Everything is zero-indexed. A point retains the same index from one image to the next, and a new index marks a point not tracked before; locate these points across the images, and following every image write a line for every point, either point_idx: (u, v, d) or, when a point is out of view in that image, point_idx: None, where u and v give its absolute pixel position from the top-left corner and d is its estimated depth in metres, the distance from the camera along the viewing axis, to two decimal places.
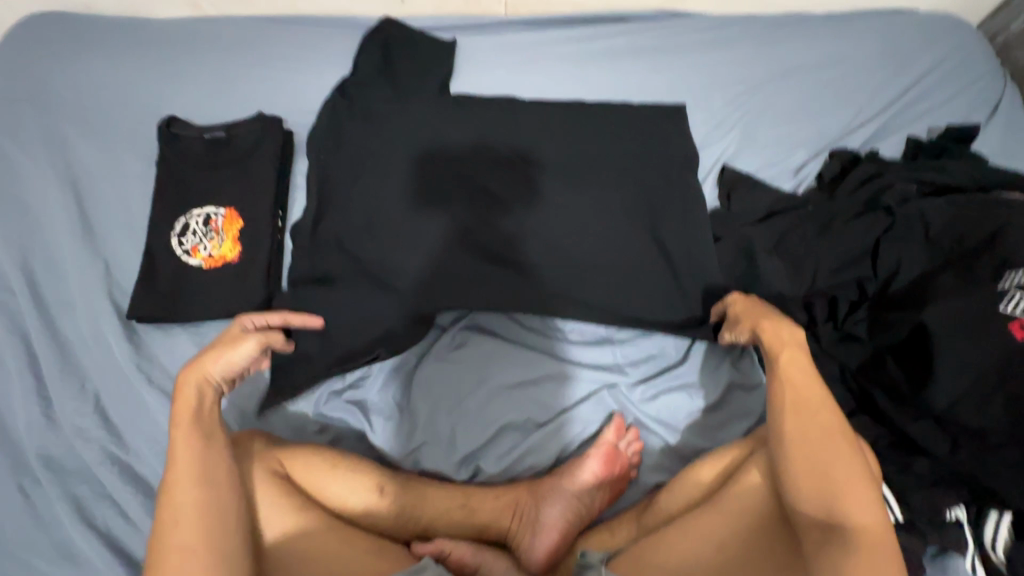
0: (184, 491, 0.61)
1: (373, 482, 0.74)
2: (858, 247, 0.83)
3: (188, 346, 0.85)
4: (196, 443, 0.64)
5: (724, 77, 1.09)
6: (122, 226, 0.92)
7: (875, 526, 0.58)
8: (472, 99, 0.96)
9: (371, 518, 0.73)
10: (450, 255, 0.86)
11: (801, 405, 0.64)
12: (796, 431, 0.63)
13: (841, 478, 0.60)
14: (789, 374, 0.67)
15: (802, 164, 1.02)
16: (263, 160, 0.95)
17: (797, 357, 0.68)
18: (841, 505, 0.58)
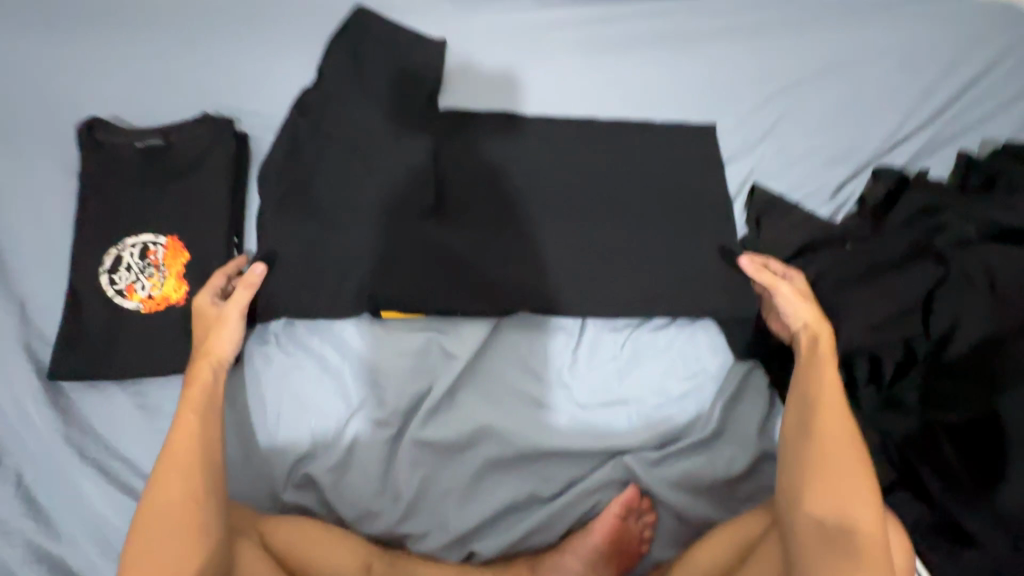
0: (170, 493, 0.60)
1: (361, 560, 0.67)
2: (908, 300, 0.72)
3: (126, 409, 0.71)
4: (195, 444, 0.62)
5: (756, 75, 0.94)
6: (39, 256, 0.76)
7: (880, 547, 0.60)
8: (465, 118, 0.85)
9: None
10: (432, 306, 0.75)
11: (828, 416, 0.66)
12: (824, 440, 0.65)
13: (851, 495, 0.62)
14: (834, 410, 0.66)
15: (843, 184, 0.89)
16: (211, 176, 0.79)
17: (831, 397, 0.67)
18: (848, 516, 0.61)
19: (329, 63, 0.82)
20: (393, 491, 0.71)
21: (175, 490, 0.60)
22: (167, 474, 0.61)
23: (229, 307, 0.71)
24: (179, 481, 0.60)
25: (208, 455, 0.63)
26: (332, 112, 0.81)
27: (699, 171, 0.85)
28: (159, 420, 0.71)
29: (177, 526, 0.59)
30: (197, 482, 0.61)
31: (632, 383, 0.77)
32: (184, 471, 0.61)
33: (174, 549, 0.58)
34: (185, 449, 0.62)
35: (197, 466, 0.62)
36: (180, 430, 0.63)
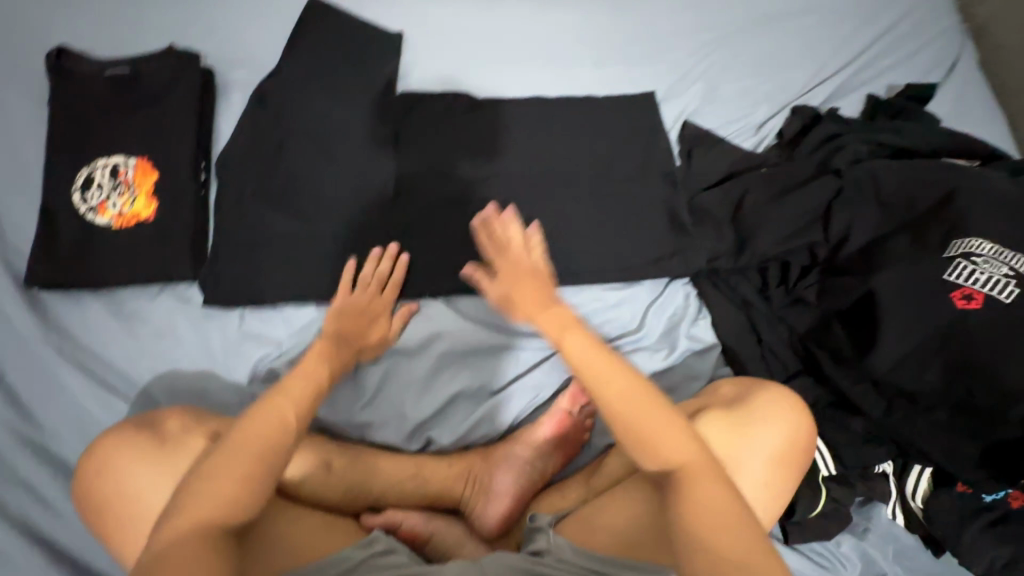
0: (255, 436, 0.59)
1: (317, 458, 0.72)
2: (812, 210, 0.82)
3: (102, 316, 0.76)
4: (298, 407, 0.62)
5: (688, 26, 1.04)
6: (13, 177, 0.80)
7: (706, 466, 0.57)
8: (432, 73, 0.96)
9: (318, 495, 0.71)
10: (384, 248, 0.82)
11: (592, 368, 0.62)
12: (597, 391, 0.61)
13: (656, 429, 0.58)
14: (577, 350, 0.63)
15: (764, 122, 0.98)
16: (179, 104, 0.84)
17: (572, 337, 0.65)
18: (659, 450, 0.58)
19: (309, 20, 0.92)
20: (357, 384, 0.78)
21: (257, 436, 0.59)
22: (256, 423, 0.59)
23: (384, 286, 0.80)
24: (258, 434, 0.59)
25: (296, 417, 0.61)
26: (301, 59, 0.90)
27: (631, 116, 0.96)
28: (134, 326, 0.76)
29: (247, 460, 0.57)
30: (277, 437, 0.59)
31: (577, 294, 0.86)
32: (275, 426, 0.60)
33: (229, 489, 0.56)
34: (271, 412, 0.61)
35: (286, 422, 0.61)
36: (281, 393, 0.62)
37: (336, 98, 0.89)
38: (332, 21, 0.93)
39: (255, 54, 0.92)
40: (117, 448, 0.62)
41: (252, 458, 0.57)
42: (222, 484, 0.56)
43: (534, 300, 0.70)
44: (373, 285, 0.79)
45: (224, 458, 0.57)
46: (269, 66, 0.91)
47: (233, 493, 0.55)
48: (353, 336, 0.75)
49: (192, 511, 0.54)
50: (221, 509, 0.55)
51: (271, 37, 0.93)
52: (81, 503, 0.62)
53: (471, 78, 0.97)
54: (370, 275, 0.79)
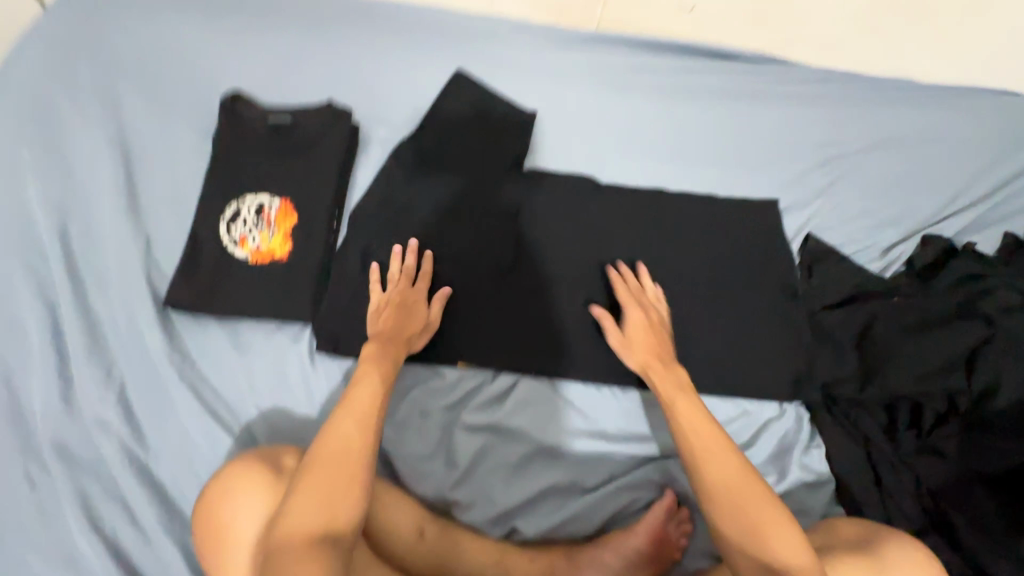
0: (339, 453, 0.64)
1: (415, 523, 0.72)
2: (952, 354, 0.77)
3: (222, 345, 0.79)
4: (360, 419, 0.68)
5: (814, 137, 1.04)
6: (170, 201, 0.86)
7: (783, 531, 0.63)
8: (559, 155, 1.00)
9: (410, 559, 0.72)
10: (494, 321, 0.83)
11: (711, 453, 0.68)
12: (716, 474, 0.67)
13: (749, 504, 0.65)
14: (709, 442, 0.69)
15: (891, 246, 0.96)
16: (325, 155, 0.89)
17: (693, 419, 0.71)
18: (749, 520, 0.64)
19: (453, 91, 0.98)
20: (449, 458, 0.76)
21: (341, 456, 0.64)
22: (335, 443, 0.65)
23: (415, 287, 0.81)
24: (341, 453, 0.64)
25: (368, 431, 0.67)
26: (440, 126, 0.95)
27: (752, 221, 0.96)
28: (249, 359, 0.78)
29: (340, 472, 0.63)
30: (354, 453, 0.65)
31: None
32: (354, 444, 0.65)
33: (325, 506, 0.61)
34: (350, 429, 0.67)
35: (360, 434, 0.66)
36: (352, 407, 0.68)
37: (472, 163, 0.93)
38: (473, 93, 0.98)
39: (398, 117, 0.98)
40: (240, 475, 0.65)
41: (341, 471, 0.63)
42: (315, 499, 0.61)
43: (678, 387, 0.75)
44: (403, 282, 0.81)
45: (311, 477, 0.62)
46: (409, 129, 0.97)
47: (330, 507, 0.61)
48: (397, 335, 0.77)
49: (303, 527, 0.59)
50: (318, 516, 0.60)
51: (415, 102, 0.99)
52: (199, 526, 0.65)
53: (595, 165, 1.00)
54: (398, 273, 0.82)
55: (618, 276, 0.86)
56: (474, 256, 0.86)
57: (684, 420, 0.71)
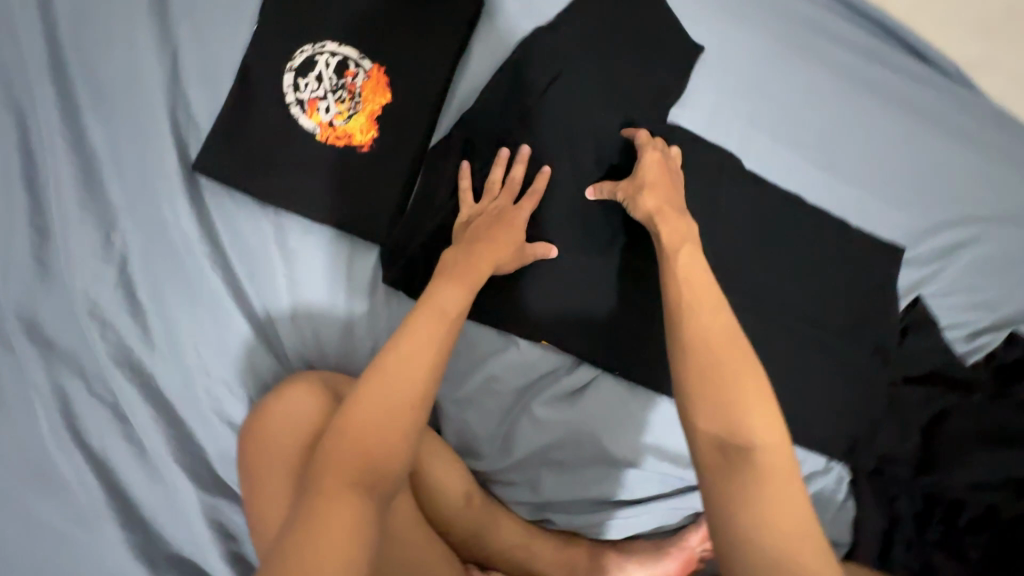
0: (403, 371, 0.50)
1: (463, 489, 0.65)
2: (1013, 472, 0.76)
3: (263, 241, 0.60)
4: (434, 336, 0.52)
5: (965, 189, 0.92)
6: (214, 12, 0.60)
7: (781, 464, 0.50)
8: (709, 114, 0.81)
9: (451, 522, 0.66)
10: (592, 302, 0.68)
11: (709, 345, 0.54)
12: (738, 423, 0.51)
13: (739, 401, 0.52)
14: (728, 372, 0.53)
15: (979, 331, 0.91)
16: (445, 20, 0.65)
17: (721, 347, 0.54)
18: (732, 419, 0.52)
19: None
20: (505, 442, 0.67)
21: (402, 374, 0.50)
22: (401, 355, 0.50)
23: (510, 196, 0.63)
24: (406, 368, 0.50)
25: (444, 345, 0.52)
26: (591, 29, 0.72)
27: (871, 266, 0.86)
28: (295, 269, 0.61)
29: (399, 398, 0.49)
30: (421, 375, 0.50)
31: None
32: (422, 360, 0.51)
33: (380, 426, 0.48)
34: (422, 339, 0.51)
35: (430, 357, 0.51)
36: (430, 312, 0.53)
37: (618, 96, 0.73)
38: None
39: None
40: (294, 397, 0.55)
41: (400, 398, 0.49)
42: (372, 416, 0.48)
43: (702, 301, 0.57)
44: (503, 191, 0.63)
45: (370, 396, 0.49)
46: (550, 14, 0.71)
47: (382, 433, 0.48)
48: (485, 247, 0.58)
49: (352, 454, 0.47)
50: (368, 445, 0.47)
51: None
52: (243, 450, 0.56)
53: (741, 141, 0.83)
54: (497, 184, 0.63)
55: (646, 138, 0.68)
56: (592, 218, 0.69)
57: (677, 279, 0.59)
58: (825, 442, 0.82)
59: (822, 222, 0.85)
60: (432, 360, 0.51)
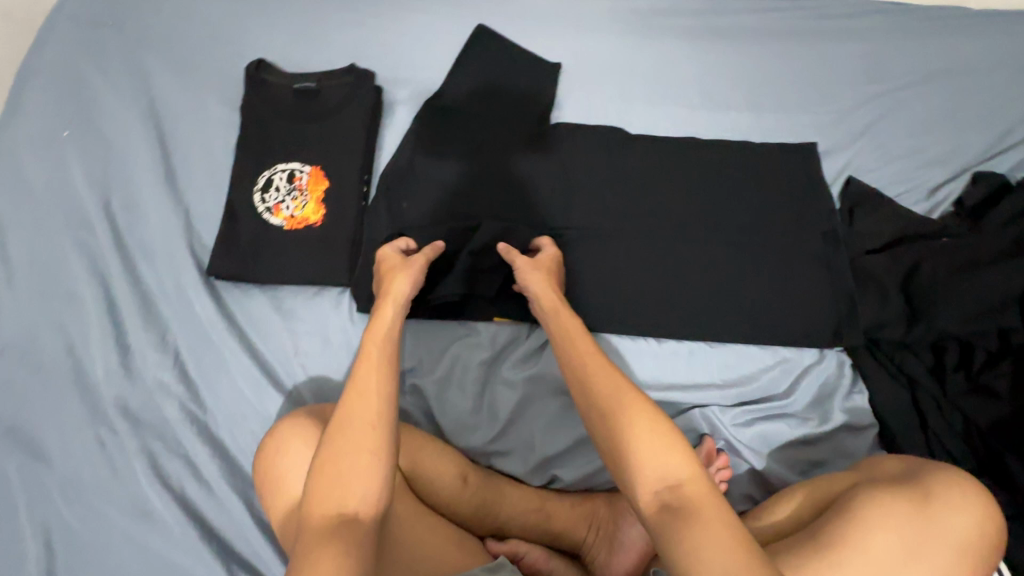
0: (357, 414, 0.59)
1: (457, 469, 0.72)
2: (1006, 293, 0.76)
3: (266, 310, 0.81)
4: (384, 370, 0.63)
5: (858, 73, 0.98)
6: (205, 173, 0.88)
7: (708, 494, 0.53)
8: (587, 105, 0.97)
9: (453, 507, 0.71)
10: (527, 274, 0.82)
11: (591, 374, 0.62)
12: (643, 436, 0.56)
13: (647, 455, 0.55)
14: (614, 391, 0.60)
15: (940, 185, 0.91)
16: (352, 118, 0.89)
17: (608, 383, 0.61)
18: (641, 448, 0.56)
19: (477, 45, 0.96)
20: (491, 410, 0.77)
21: (358, 412, 0.59)
22: (353, 395, 0.60)
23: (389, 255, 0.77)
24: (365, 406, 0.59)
25: (387, 380, 0.62)
26: (465, 83, 0.93)
27: (791, 165, 0.92)
28: (292, 323, 0.81)
29: (363, 421, 0.59)
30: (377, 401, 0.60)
31: (722, 349, 0.83)
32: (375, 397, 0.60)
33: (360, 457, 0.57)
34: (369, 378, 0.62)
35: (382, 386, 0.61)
36: (367, 357, 0.63)
37: (500, 118, 0.91)
38: (496, 47, 0.96)
39: (421, 76, 0.96)
40: (284, 429, 0.67)
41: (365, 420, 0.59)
42: (349, 447, 0.57)
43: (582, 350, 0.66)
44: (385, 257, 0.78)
45: (341, 443, 0.57)
46: (431, 89, 0.95)
47: (357, 464, 0.56)
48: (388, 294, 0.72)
49: (335, 497, 0.54)
50: (353, 465, 0.56)
51: (435, 61, 0.98)
52: (257, 477, 0.67)
53: (623, 114, 0.97)
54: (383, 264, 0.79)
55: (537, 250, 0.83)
56: (506, 217, 0.87)
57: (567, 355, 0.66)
58: (809, 333, 0.81)
59: (727, 145, 0.93)
60: (378, 394, 0.61)
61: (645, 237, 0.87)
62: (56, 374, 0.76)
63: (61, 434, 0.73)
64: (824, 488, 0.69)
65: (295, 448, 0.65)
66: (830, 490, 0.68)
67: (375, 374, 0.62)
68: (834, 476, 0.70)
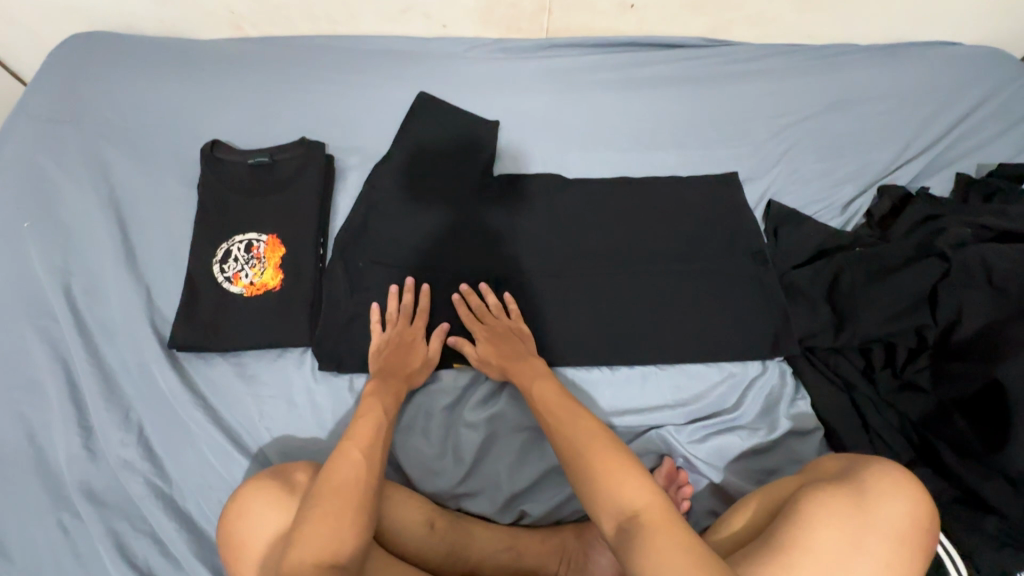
0: (342, 473, 0.64)
1: (425, 516, 0.73)
2: (915, 294, 0.82)
3: (229, 377, 0.83)
4: (366, 441, 0.68)
5: (767, 108, 1.08)
6: (165, 251, 0.91)
7: (670, 520, 0.55)
8: (527, 156, 1.05)
9: (422, 555, 0.71)
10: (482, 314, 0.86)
11: (569, 419, 0.67)
12: (609, 468, 0.60)
13: (612, 482, 0.59)
14: (586, 430, 0.65)
15: (851, 200, 1.01)
16: (305, 187, 0.94)
17: (589, 425, 0.66)
18: (612, 480, 0.59)
19: (419, 111, 1.03)
20: (455, 453, 0.79)
21: (341, 472, 0.64)
22: (337, 457, 0.66)
23: (412, 327, 0.85)
24: (347, 468, 0.64)
25: (374, 446, 0.68)
26: (409, 144, 0.99)
27: (716, 194, 0.99)
28: (255, 387, 0.83)
29: (345, 483, 0.63)
30: (359, 465, 0.65)
31: (672, 369, 0.87)
32: (355, 457, 0.66)
33: (337, 513, 0.60)
34: (355, 443, 0.67)
35: (362, 453, 0.66)
36: (359, 426, 0.70)
37: (445, 175, 0.98)
38: (436, 110, 1.03)
39: (370, 143, 1.03)
40: (245, 495, 0.67)
41: (347, 479, 0.63)
42: (327, 504, 0.61)
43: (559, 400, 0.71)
44: (400, 319, 0.85)
45: (317, 501, 0.61)
46: (380, 153, 1.02)
47: (333, 520, 0.59)
48: (398, 371, 0.81)
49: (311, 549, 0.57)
50: (327, 523, 0.59)
51: (382, 128, 1.05)
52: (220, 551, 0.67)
53: (560, 162, 1.05)
54: (396, 312, 0.85)
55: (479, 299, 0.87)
56: (459, 266, 0.92)
57: (545, 405, 0.71)
58: (750, 347, 0.87)
59: (657, 181, 1.00)
60: (361, 458, 0.66)
61: (591, 272, 0.92)
62: (15, 463, 0.76)
63: (23, 524, 0.72)
64: (772, 495, 0.72)
65: (258, 514, 0.65)
66: (777, 495, 0.71)
67: (358, 442, 0.68)
68: (782, 481, 0.73)
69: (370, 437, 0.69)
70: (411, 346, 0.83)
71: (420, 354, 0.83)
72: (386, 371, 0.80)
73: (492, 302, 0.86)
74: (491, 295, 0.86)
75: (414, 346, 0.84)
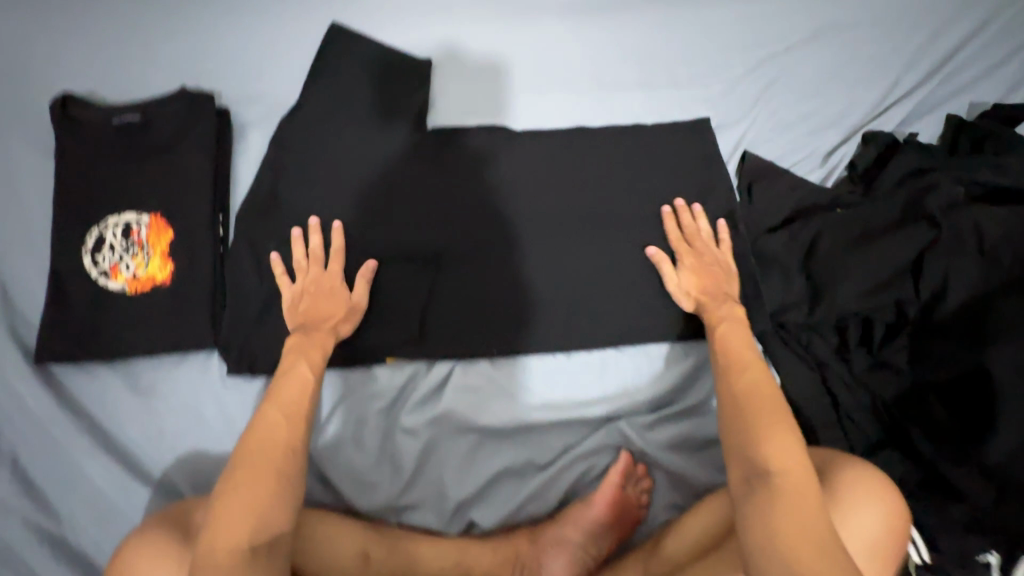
0: (264, 445, 0.58)
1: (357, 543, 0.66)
2: (899, 265, 0.75)
3: (119, 391, 0.71)
4: (292, 405, 0.62)
5: (746, 37, 0.93)
6: (20, 238, 0.74)
7: (807, 482, 0.53)
8: (468, 102, 0.88)
9: None
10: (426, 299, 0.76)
11: (746, 369, 0.66)
12: (759, 430, 0.58)
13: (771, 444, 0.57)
14: (757, 388, 0.63)
15: (834, 149, 0.90)
16: (192, 151, 0.77)
17: (758, 379, 0.64)
18: (754, 439, 0.58)
19: (332, 48, 0.84)
20: (394, 463, 0.71)
21: (263, 440, 0.58)
22: (258, 422, 0.60)
23: (329, 269, 0.74)
24: (270, 437, 0.59)
25: (304, 409, 0.62)
26: (322, 92, 0.82)
27: (687, 145, 0.86)
28: (153, 401, 0.71)
29: (266, 456, 0.57)
30: (285, 433, 0.59)
31: (632, 352, 0.78)
32: (279, 423, 0.60)
33: (256, 490, 0.55)
34: (283, 410, 0.61)
35: (290, 419, 0.61)
36: (285, 389, 0.63)
37: (370, 130, 0.81)
38: (353, 46, 0.84)
39: (271, 90, 0.84)
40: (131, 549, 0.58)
41: (267, 451, 0.58)
42: (245, 482, 0.55)
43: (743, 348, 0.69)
44: (312, 267, 0.74)
45: (237, 476, 0.56)
46: (286, 103, 0.83)
47: (251, 501, 0.54)
48: (321, 319, 0.70)
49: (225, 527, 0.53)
50: (246, 500, 0.54)
51: (287, 70, 0.85)
52: None
53: (507, 109, 0.89)
54: (305, 258, 0.74)
55: (689, 219, 0.81)
56: (390, 243, 0.78)
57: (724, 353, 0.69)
58: None
59: (620, 131, 0.86)
60: (289, 426, 0.60)
61: (545, 243, 0.80)
62: None
63: None
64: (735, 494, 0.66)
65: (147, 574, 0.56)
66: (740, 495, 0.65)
67: (284, 410, 0.61)
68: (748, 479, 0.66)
69: (298, 402, 0.63)
70: (330, 291, 0.72)
71: (341, 297, 0.73)
72: (306, 323, 0.70)
73: (705, 227, 0.80)
74: (689, 214, 0.81)
75: (334, 288, 0.73)
